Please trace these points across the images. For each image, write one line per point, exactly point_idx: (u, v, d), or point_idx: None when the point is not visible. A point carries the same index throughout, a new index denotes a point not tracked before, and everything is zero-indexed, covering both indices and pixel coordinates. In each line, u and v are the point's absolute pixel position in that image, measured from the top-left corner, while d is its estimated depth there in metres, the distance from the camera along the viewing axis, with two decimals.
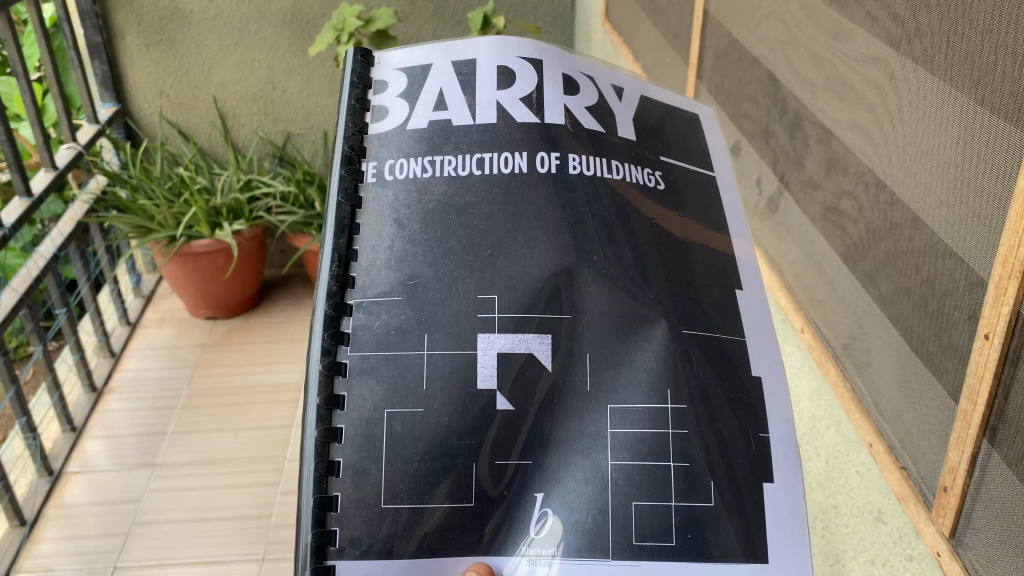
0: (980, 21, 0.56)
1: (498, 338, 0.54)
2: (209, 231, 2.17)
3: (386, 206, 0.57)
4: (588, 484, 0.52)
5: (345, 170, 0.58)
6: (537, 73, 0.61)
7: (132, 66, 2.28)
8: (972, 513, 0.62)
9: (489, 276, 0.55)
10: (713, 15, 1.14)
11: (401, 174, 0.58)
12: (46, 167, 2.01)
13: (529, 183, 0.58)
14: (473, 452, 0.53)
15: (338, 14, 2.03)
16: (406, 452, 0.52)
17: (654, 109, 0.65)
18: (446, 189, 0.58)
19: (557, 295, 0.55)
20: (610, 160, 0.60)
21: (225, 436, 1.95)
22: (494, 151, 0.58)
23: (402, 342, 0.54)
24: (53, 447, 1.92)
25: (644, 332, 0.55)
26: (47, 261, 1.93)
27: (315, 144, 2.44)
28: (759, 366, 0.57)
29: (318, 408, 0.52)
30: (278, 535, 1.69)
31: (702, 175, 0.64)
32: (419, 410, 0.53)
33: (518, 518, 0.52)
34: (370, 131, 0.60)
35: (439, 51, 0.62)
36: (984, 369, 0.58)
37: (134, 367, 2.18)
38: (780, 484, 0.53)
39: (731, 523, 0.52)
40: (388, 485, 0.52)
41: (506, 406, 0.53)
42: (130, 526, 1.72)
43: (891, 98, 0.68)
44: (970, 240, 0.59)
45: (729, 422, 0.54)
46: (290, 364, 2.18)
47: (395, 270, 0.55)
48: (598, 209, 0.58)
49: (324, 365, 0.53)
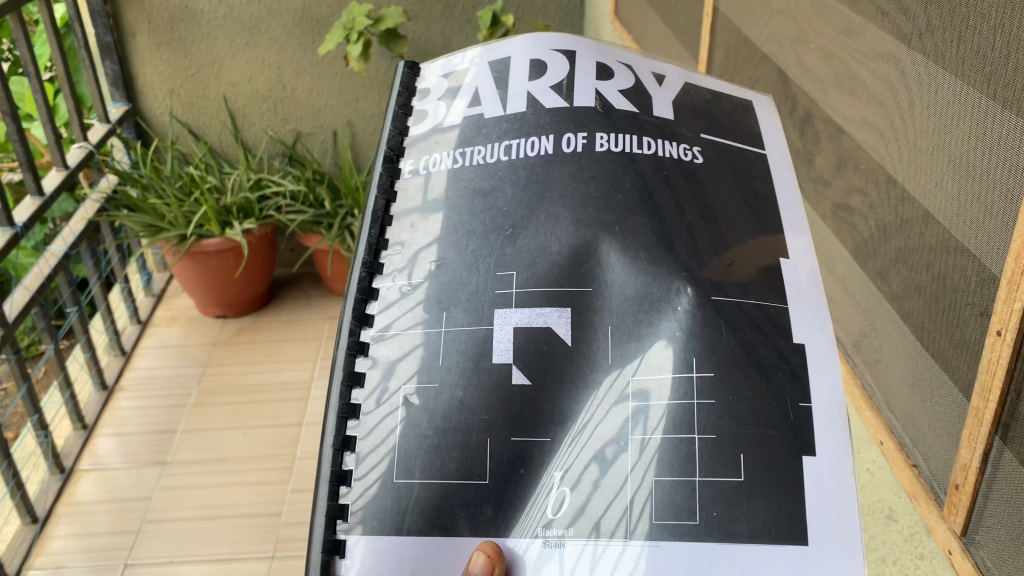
0: (991, 16, 0.56)
1: (515, 313, 0.56)
2: (219, 230, 2.18)
3: (418, 196, 0.61)
4: (609, 459, 0.53)
5: (384, 168, 0.63)
6: (568, 63, 0.64)
7: (143, 65, 2.29)
8: (984, 510, 0.62)
9: (510, 253, 0.58)
10: (723, 11, 1.14)
11: (434, 167, 0.62)
12: (58, 167, 2.02)
13: (553, 162, 0.60)
14: (489, 428, 0.54)
15: (348, 13, 2.03)
16: (421, 430, 0.55)
17: (699, 95, 0.65)
18: (475, 176, 0.61)
19: (577, 267, 0.57)
20: (641, 135, 0.61)
21: (235, 435, 1.96)
22: (521, 137, 0.61)
23: (422, 321, 0.57)
24: (65, 445, 1.93)
25: (668, 301, 0.55)
26: (59, 260, 1.94)
27: (325, 143, 2.45)
28: (802, 336, 0.55)
29: (341, 385, 0.56)
30: (288, 533, 1.70)
31: (748, 153, 0.62)
32: (435, 386, 0.55)
33: (536, 497, 0.53)
34: (411, 134, 0.65)
35: (478, 53, 0.66)
36: (996, 366, 0.57)
37: (144, 365, 2.19)
38: (822, 460, 0.52)
39: (761, 500, 0.51)
40: (404, 459, 0.55)
41: (523, 380, 0.55)
42: (141, 524, 1.73)
43: (902, 94, 0.67)
44: (980, 232, 0.59)
45: (766, 390, 0.53)
46: (300, 363, 2.19)
47: (421, 254, 0.59)
48: (621, 183, 0.59)
49: (349, 343, 0.57)
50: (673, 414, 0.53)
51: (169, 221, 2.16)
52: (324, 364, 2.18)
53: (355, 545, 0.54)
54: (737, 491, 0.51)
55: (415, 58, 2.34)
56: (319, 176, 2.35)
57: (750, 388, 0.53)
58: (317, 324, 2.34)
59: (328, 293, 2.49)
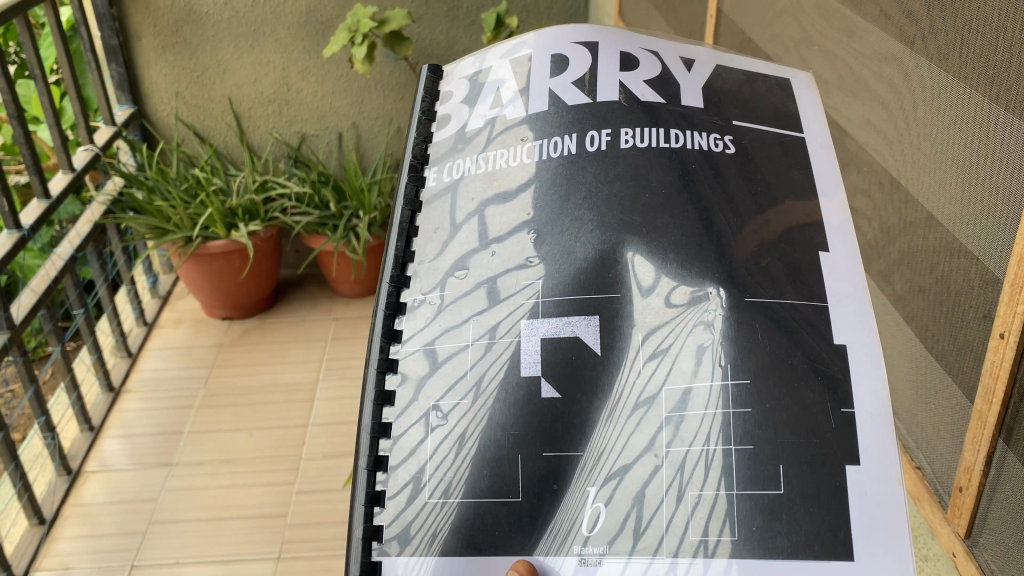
0: (994, 19, 0.55)
1: (542, 324, 0.53)
2: (224, 231, 2.18)
3: (442, 205, 0.59)
4: (642, 473, 0.49)
5: (409, 176, 0.60)
6: (590, 56, 0.60)
7: (148, 68, 2.30)
8: (988, 513, 0.62)
9: (535, 259, 0.55)
10: (726, 13, 1.14)
11: (456, 173, 0.59)
12: (64, 169, 2.03)
13: (577, 161, 0.56)
14: (518, 444, 0.51)
15: (352, 16, 2.04)
16: (449, 447, 0.52)
17: (731, 78, 0.60)
18: (495, 179, 0.58)
19: (603, 272, 0.53)
20: (668, 129, 0.57)
21: (241, 436, 1.96)
22: (543, 138, 0.58)
23: (449, 336, 0.55)
24: (72, 446, 1.94)
25: (699, 301, 0.52)
26: (65, 262, 1.95)
27: (330, 145, 2.45)
28: (843, 335, 0.51)
29: (371, 405, 0.54)
30: (294, 534, 1.70)
31: (786, 138, 0.58)
32: (463, 403, 0.53)
33: (570, 515, 0.50)
34: (433, 140, 0.62)
35: (496, 53, 0.63)
36: (999, 369, 0.57)
37: (151, 367, 2.20)
38: (868, 468, 0.48)
39: (803, 512, 0.47)
40: (434, 478, 0.52)
41: (552, 393, 0.51)
42: (147, 525, 1.74)
43: (906, 96, 0.67)
44: (986, 237, 0.58)
45: (806, 395, 0.49)
46: (305, 364, 2.20)
47: (445, 265, 0.57)
48: (649, 179, 0.55)
49: (378, 362, 0.55)
50: (714, 425, 0.49)
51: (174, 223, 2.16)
52: (330, 366, 2.18)
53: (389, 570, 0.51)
54: (784, 505, 0.47)
55: (419, 60, 2.34)
56: (324, 178, 2.35)
57: (789, 393, 0.49)
58: (322, 325, 2.35)
59: (333, 295, 2.49)
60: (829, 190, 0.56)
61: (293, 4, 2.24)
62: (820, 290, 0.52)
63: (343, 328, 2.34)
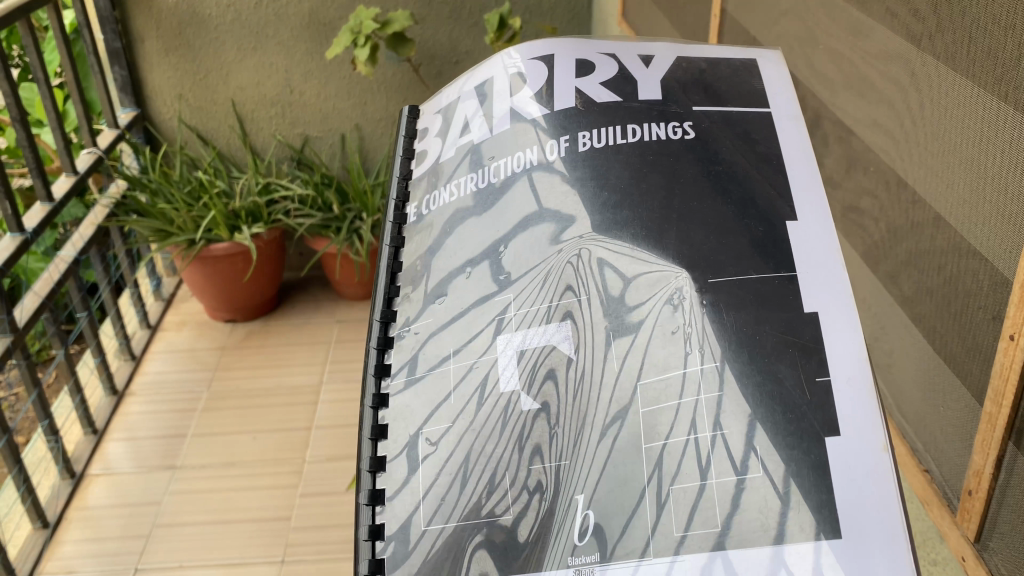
0: (1003, 16, 0.55)
1: (515, 336, 0.47)
2: (228, 234, 2.18)
3: (425, 236, 0.55)
4: (625, 471, 0.42)
5: (392, 218, 0.57)
6: (546, 67, 0.56)
7: (152, 71, 2.30)
8: (998, 517, 0.61)
9: (502, 273, 0.49)
10: (731, 12, 1.13)
11: (435, 205, 0.55)
12: (66, 172, 2.03)
13: (547, 171, 0.51)
14: (500, 462, 0.44)
15: (355, 17, 2.03)
16: (434, 470, 0.46)
17: (692, 66, 0.54)
18: (472, 203, 0.53)
19: (569, 273, 0.47)
20: (624, 124, 0.51)
21: (245, 439, 1.96)
22: (508, 155, 0.53)
23: (434, 360, 0.49)
24: (75, 450, 1.94)
25: (663, 282, 0.45)
26: (69, 265, 1.95)
27: (334, 147, 2.45)
28: (813, 301, 0.44)
29: (368, 442, 0.48)
30: (298, 537, 1.70)
31: (748, 116, 0.51)
32: (447, 425, 0.46)
33: (556, 525, 0.43)
34: (414, 178, 0.59)
35: (463, 83, 0.60)
36: (1009, 370, 0.57)
37: (154, 370, 2.20)
38: (849, 439, 0.41)
39: (805, 499, 0.40)
40: (427, 505, 0.45)
41: (532, 405, 0.45)
42: (151, 528, 1.74)
43: (912, 95, 0.67)
44: (995, 236, 0.58)
45: (782, 370, 0.42)
46: (309, 367, 2.19)
47: (428, 289, 0.52)
48: (609, 177, 0.50)
49: (370, 400, 0.49)
50: (691, 414, 0.42)
51: (177, 226, 2.16)
52: (333, 368, 2.18)
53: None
54: (808, 510, 0.40)
55: (423, 61, 2.34)
56: (327, 180, 2.35)
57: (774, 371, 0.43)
58: (325, 328, 2.35)
59: (337, 297, 2.49)
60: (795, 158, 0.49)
61: (296, 6, 2.24)
62: (791, 259, 0.46)
63: (346, 330, 2.33)
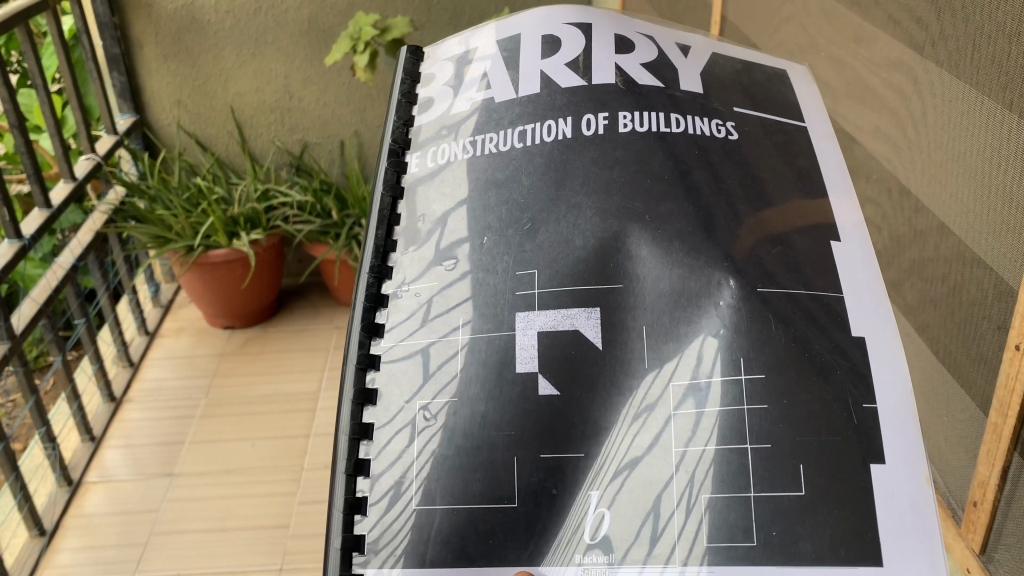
0: (1006, 24, 0.54)
1: (539, 317, 0.56)
2: (226, 241, 2.18)
3: (429, 193, 0.63)
4: (652, 479, 0.52)
5: (390, 165, 0.65)
6: (583, 40, 0.66)
7: (151, 76, 2.30)
8: (1003, 529, 0.60)
9: (528, 250, 0.59)
10: (730, 18, 1.13)
11: (443, 160, 0.64)
12: (65, 179, 2.02)
13: (573, 148, 0.61)
14: (518, 445, 0.54)
15: (354, 24, 2.03)
16: (436, 446, 0.55)
17: (727, 66, 0.66)
18: (488, 165, 0.62)
19: (604, 262, 0.57)
20: (669, 113, 0.62)
21: (243, 446, 1.95)
22: (538, 122, 0.63)
23: (433, 338, 0.58)
24: (73, 457, 1.92)
25: (712, 295, 0.55)
26: (67, 271, 1.94)
27: (333, 153, 2.45)
28: (861, 329, 0.55)
29: (353, 402, 0.57)
30: (296, 544, 1.69)
31: (782, 123, 0.63)
32: (452, 401, 0.56)
33: (568, 520, 0.53)
34: (415, 124, 0.67)
35: (485, 36, 0.69)
36: (1015, 381, 0.56)
37: (153, 377, 2.19)
38: (893, 468, 0.51)
39: (826, 513, 0.50)
40: (416, 478, 0.55)
41: (550, 391, 0.55)
42: (149, 536, 1.73)
43: (914, 103, 0.66)
44: (1000, 246, 0.57)
45: (826, 390, 0.53)
46: (308, 373, 2.19)
47: (433, 256, 0.61)
48: (649, 166, 0.60)
49: (360, 358, 0.59)
50: (722, 425, 0.53)
51: (176, 232, 2.16)
52: (333, 375, 2.17)
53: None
54: (843, 531, 0.50)
55: None
56: (326, 186, 2.35)
57: (804, 390, 0.53)
58: (324, 335, 2.34)
59: (335, 303, 2.48)
60: (837, 184, 0.60)
61: (296, 12, 2.23)
62: (834, 281, 0.56)
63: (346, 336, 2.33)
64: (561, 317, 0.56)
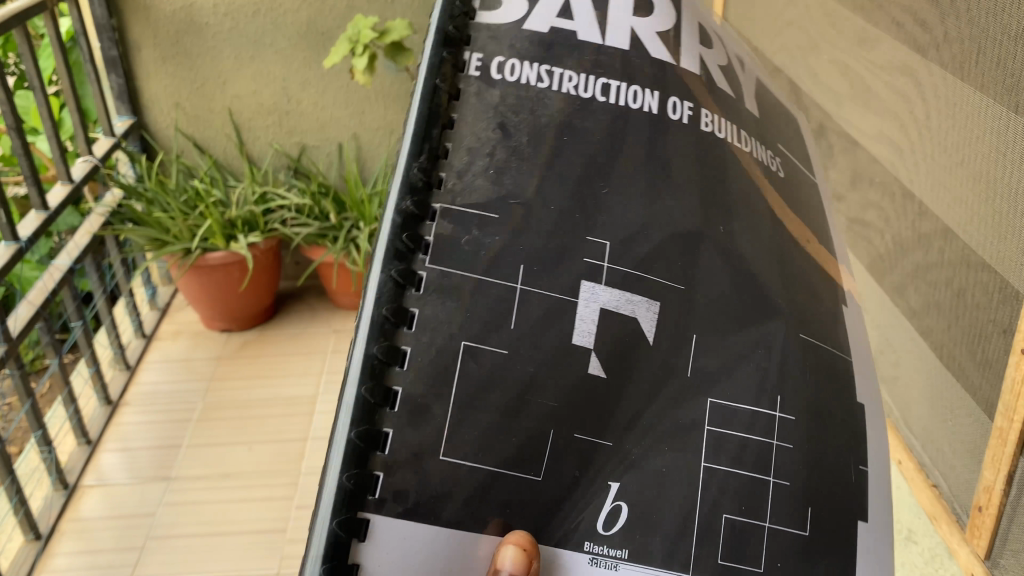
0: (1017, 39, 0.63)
1: (603, 292, 0.52)
2: (224, 243, 2.17)
3: (488, 104, 0.54)
4: (685, 484, 0.52)
5: (436, 53, 0.54)
6: None
7: (149, 79, 2.29)
8: None
9: (602, 219, 0.53)
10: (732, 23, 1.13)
11: (514, 74, 0.55)
12: (62, 181, 2.02)
13: (663, 123, 0.57)
14: (559, 421, 0.50)
15: (354, 26, 2.03)
16: (479, 397, 0.48)
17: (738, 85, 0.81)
18: (563, 108, 0.55)
19: (680, 261, 0.55)
20: None
21: (240, 450, 1.94)
22: (625, 82, 0.57)
23: (483, 276, 0.50)
24: (68, 460, 1.92)
25: (760, 324, 0.57)
26: (63, 274, 1.93)
27: (331, 156, 2.44)
28: (864, 393, 0.62)
29: (385, 316, 0.47)
30: (293, 549, 1.68)
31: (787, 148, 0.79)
32: (504, 352, 0.49)
33: (589, 510, 0.50)
34: (478, 18, 0.57)
35: None
36: None
37: (149, 380, 2.18)
38: (871, 530, 0.58)
39: (819, 556, 0.55)
40: (456, 435, 0.48)
41: (598, 371, 0.52)
42: (145, 540, 1.72)
43: (922, 115, 0.76)
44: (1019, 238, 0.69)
45: (833, 441, 0.58)
46: (304, 377, 2.18)
47: (494, 184, 0.52)
48: (714, 185, 0.58)
49: (398, 272, 0.48)
50: (758, 453, 0.55)
51: (173, 235, 2.15)
52: (330, 378, 2.17)
53: (377, 528, 0.45)
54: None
55: None
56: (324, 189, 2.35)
57: (823, 438, 0.58)
58: (321, 338, 2.33)
59: (333, 307, 2.48)
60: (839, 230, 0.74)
61: (294, 14, 2.23)
62: (847, 345, 0.63)
63: (343, 340, 2.32)
64: (641, 308, 0.53)
